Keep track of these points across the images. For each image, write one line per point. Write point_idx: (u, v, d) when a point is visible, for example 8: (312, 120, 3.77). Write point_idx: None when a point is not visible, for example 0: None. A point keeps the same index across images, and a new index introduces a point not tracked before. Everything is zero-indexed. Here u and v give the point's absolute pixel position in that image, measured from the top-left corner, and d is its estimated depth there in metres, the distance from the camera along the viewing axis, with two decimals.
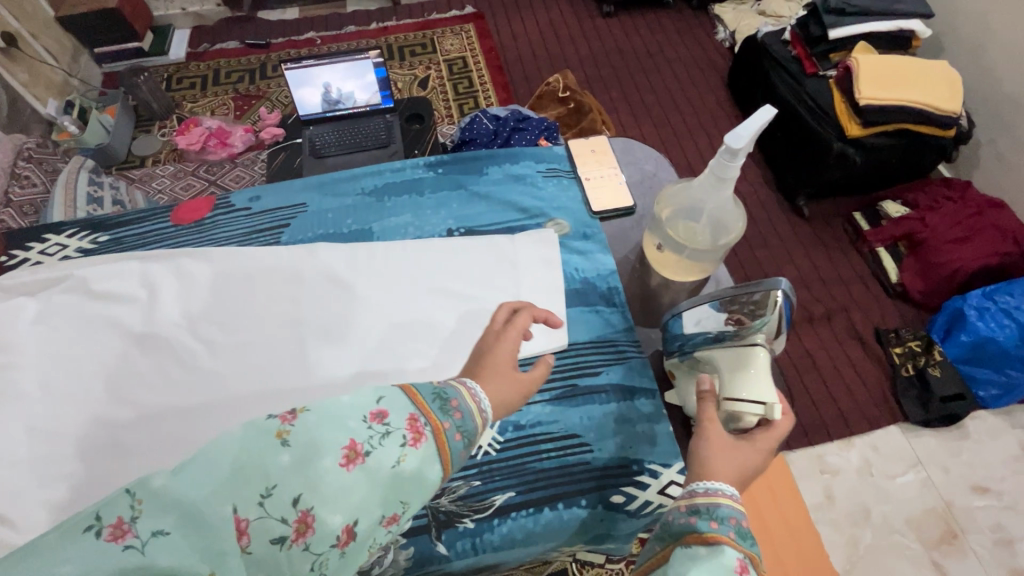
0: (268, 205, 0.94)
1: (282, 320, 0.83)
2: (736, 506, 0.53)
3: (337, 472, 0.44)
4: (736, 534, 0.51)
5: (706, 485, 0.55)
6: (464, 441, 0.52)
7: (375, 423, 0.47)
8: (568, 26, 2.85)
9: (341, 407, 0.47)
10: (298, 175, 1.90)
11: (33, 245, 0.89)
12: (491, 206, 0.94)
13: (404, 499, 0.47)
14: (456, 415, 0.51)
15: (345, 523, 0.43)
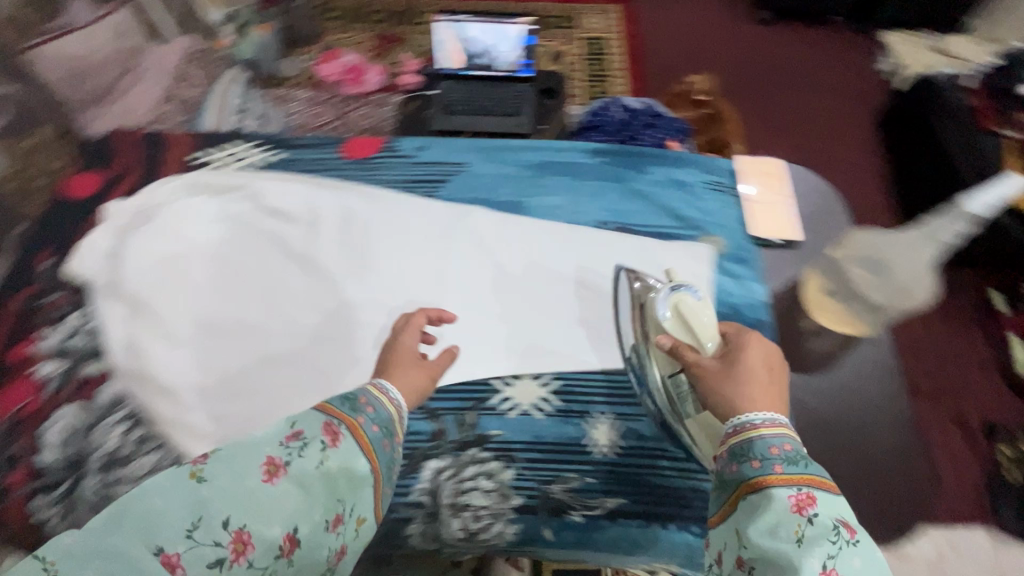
0: (432, 157, 0.95)
1: (430, 273, 0.86)
2: (775, 434, 0.59)
3: (258, 490, 0.55)
4: (784, 464, 0.57)
5: (738, 424, 0.61)
6: (381, 432, 0.64)
7: (291, 441, 0.59)
8: (718, 24, 2.68)
9: (255, 444, 0.59)
10: (423, 126, 1.94)
11: (217, 149, 0.96)
12: (648, 207, 0.91)
13: (340, 498, 0.58)
14: (368, 409, 0.64)
15: (282, 531, 0.54)
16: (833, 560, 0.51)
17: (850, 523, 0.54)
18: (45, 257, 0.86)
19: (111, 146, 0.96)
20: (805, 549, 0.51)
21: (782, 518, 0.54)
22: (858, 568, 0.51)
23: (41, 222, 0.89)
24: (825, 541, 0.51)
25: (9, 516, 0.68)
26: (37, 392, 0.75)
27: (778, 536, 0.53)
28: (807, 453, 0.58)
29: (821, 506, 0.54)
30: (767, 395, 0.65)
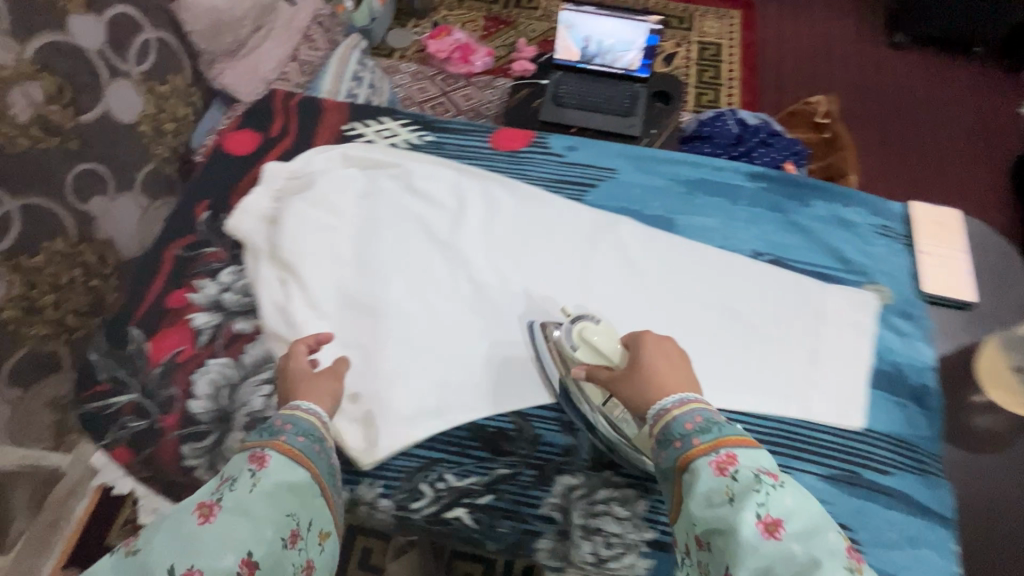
0: (581, 159, 0.92)
1: (571, 280, 0.83)
2: (685, 410, 0.57)
3: (196, 533, 0.50)
4: (697, 432, 0.55)
5: (655, 416, 0.58)
6: (308, 439, 0.60)
7: (221, 484, 0.54)
8: (845, 41, 2.48)
9: (183, 504, 0.53)
10: (533, 118, 1.90)
11: (369, 122, 0.96)
12: (808, 242, 0.85)
13: (291, 512, 0.54)
14: (287, 426, 0.60)
15: (237, 557, 0.49)
16: (767, 509, 0.48)
17: (770, 470, 0.52)
18: (203, 208, 0.89)
19: (270, 105, 0.98)
20: (738, 504, 0.49)
21: (716, 485, 0.51)
22: (792, 510, 0.49)
23: (202, 173, 0.92)
24: (756, 495, 0.49)
25: (162, 456, 0.71)
26: (193, 339, 0.78)
27: (716, 503, 0.50)
28: (716, 416, 0.57)
29: (741, 461, 0.52)
30: (674, 372, 0.62)
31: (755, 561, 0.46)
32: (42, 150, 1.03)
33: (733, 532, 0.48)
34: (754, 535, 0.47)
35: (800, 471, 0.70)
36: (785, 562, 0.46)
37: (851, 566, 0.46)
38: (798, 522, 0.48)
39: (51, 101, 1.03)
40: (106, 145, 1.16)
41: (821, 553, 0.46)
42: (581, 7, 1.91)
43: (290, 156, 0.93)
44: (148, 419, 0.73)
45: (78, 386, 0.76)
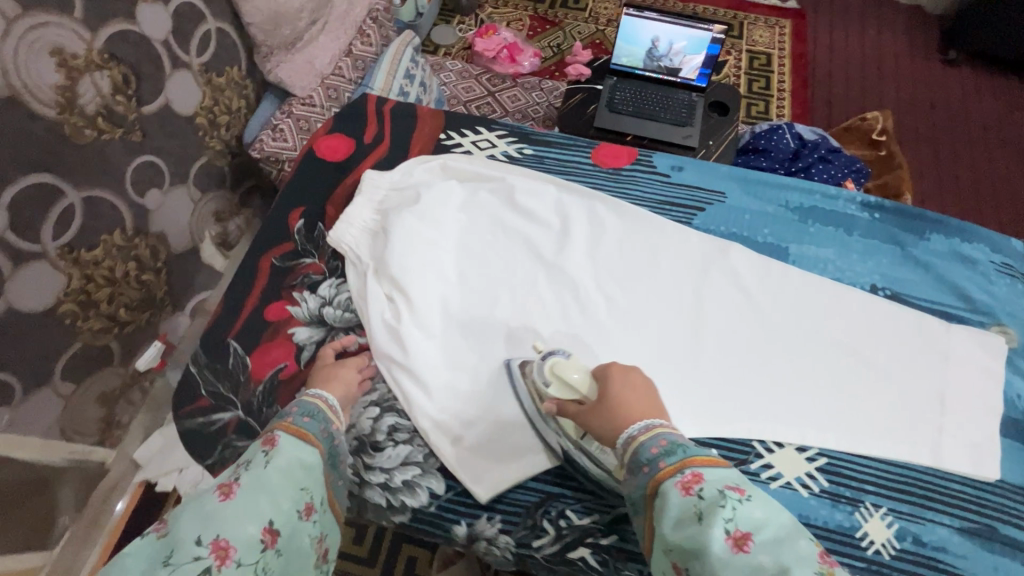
0: (688, 180, 0.90)
1: (683, 307, 0.80)
2: (649, 435, 0.57)
3: (217, 509, 0.50)
4: (663, 455, 0.54)
5: (625, 443, 0.58)
6: (315, 419, 0.62)
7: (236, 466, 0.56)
8: (898, 54, 2.31)
9: (198, 492, 0.53)
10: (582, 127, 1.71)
11: (466, 132, 0.94)
12: (928, 279, 0.82)
13: (304, 488, 0.56)
14: (293, 409, 0.63)
15: (259, 526, 0.51)
16: (734, 522, 0.47)
17: (736, 484, 0.51)
18: (297, 216, 0.86)
19: (362, 110, 0.95)
20: (705, 521, 0.48)
21: (683, 509, 0.50)
22: (762, 520, 0.47)
23: (293, 178, 0.89)
24: (720, 511, 0.48)
25: None
26: (296, 356, 0.75)
27: (686, 525, 0.49)
28: (682, 439, 0.56)
29: (707, 479, 0.51)
30: (639, 399, 0.61)
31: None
32: (105, 141, 1.06)
33: (703, 550, 0.47)
34: (723, 549, 0.46)
35: (933, 522, 0.67)
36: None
37: (822, 568, 0.44)
38: (769, 533, 0.47)
39: (117, 92, 1.05)
40: (162, 138, 1.19)
41: (789, 560, 0.45)
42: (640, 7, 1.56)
43: (385, 165, 0.90)
44: (253, 438, 0.70)
45: (178, 400, 0.73)
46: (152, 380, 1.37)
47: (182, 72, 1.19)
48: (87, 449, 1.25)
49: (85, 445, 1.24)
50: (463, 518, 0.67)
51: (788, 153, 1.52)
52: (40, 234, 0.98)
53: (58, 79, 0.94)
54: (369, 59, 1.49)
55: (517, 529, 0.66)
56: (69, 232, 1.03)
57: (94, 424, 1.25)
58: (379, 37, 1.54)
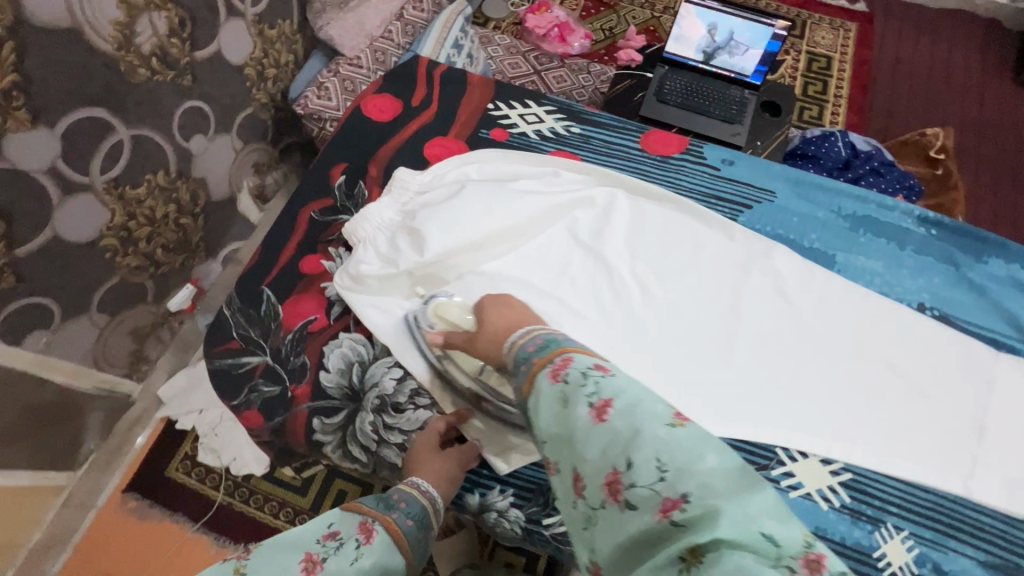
0: (738, 175, 0.87)
1: (719, 305, 0.78)
2: (526, 337, 0.54)
3: None
4: (534, 350, 0.51)
5: (506, 348, 0.55)
6: (415, 525, 0.56)
7: (328, 539, 0.52)
8: (970, 71, 2.18)
9: (295, 537, 0.52)
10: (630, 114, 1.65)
11: (515, 104, 0.92)
12: (981, 303, 0.78)
13: None
14: (401, 504, 0.56)
15: None
16: (596, 394, 0.45)
17: (602, 361, 0.48)
18: (339, 172, 0.86)
19: (413, 73, 0.94)
20: (571, 411, 0.45)
21: (552, 400, 0.47)
22: (621, 387, 0.45)
23: (338, 135, 0.89)
24: (581, 391, 0.46)
25: (292, 426, 0.70)
26: (327, 310, 0.76)
27: (559, 414, 0.46)
28: (557, 332, 0.53)
29: (575, 361, 0.48)
30: (508, 315, 0.59)
31: (590, 450, 0.44)
32: (157, 82, 1.07)
33: (572, 433, 0.45)
34: (587, 423, 0.44)
35: (957, 551, 0.65)
36: (611, 444, 0.43)
37: (674, 422, 0.43)
38: (630, 396, 0.45)
39: (173, 34, 1.06)
40: (211, 85, 1.19)
41: (643, 420, 0.43)
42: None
43: (429, 130, 0.89)
44: (280, 385, 0.71)
45: (211, 339, 0.74)
46: (181, 321, 1.40)
47: (235, 22, 1.18)
48: (118, 379, 1.28)
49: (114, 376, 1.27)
50: (475, 489, 0.67)
51: (839, 162, 1.44)
52: (90, 167, 1.00)
53: (118, 16, 0.94)
54: (418, 26, 1.42)
55: (527, 506, 0.66)
56: (116, 167, 1.05)
57: (123, 357, 1.27)
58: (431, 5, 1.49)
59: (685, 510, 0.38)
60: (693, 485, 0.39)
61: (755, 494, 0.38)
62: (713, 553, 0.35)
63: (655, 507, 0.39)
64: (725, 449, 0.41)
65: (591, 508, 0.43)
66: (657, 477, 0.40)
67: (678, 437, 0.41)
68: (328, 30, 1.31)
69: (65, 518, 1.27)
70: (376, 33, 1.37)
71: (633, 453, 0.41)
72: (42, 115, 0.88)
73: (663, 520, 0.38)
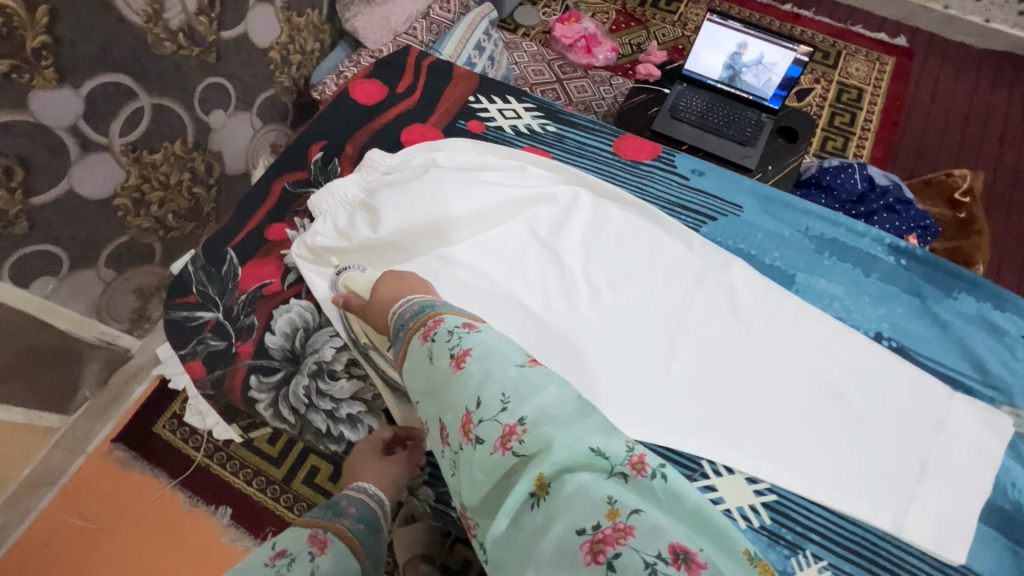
0: (706, 187, 0.86)
1: (667, 312, 0.78)
2: (405, 304, 0.57)
3: None
4: (410, 316, 0.54)
5: (389, 317, 0.58)
6: (367, 527, 0.58)
7: (277, 559, 0.50)
8: (1012, 115, 2.03)
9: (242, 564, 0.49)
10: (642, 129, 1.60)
11: (495, 99, 0.94)
12: (943, 339, 0.75)
13: None
14: (350, 510, 0.59)
15: None
16: (457, 346, 0.49)
17: (468, 321, 0.52)
18: (317, 149, 0.89)
19: (402, 62, 0.97)
20: (434, 364, 0.49)
21: (420, 357, 0.51)
22: (480, 339, 0.49)
23: (323, 114, 0.93)
24: (445, 346, 0.49)
25: (230, 380, 0.73)
26: (282, 276, 0.79)
27: (425, 368, 0.50)
28: (434, 300, 0.56)
29: (444, 322, 0.51)
30: (397, 289, 0.62)
31: (450, 399, 0.47)
32: (182, 57, 1.01)
33: (435, 385, 0.49)
34: (447, 373, 0.48)
35: None
36: (465, 389, 0.46)
37: (524, 363, 0.47)
38: (486, 346, 0.48)
39: (201, 12, 1.01)
40: (236, 65, 1.14)
41: (494, 365, 0.47)
42: (728, 18, 1.39)
43: (409, 116, 0.92)
44: (226, 341, 0.75)
45: (171, 290, 0.78)
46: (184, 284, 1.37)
47: (264, 5, 1.13)
48: (118, 333, 1.18)
49: (116, 330, 1.17)
50: None
51: (853, 195, 1.34)
52: (109, 129, 0.94)
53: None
54: (444, 25, 1.40)
55: (438, 486, 0.69)
56: (135, 132, 0.98)
57: (127, 312, 1.18)
58: (459, 7, 1.47)
59: (522, 439, 0.42)
60: (531, 414, 0.44)
61: (587, 419, 0.44)
62: (557, 481, 0.41)
63: (497, 439, 0.43)
64: (564, 379, 0.46)
65: (452, 453, 0.47)
66: (500, 409, 0.44)
67: (525, 375, 0.46)
68: (354, 22, 1.32)
69: (55, 461, 1.14)
70: (401, 29, 1.38)
71: (483, 392, 0.45)
72: (69, 76, 0.84)
73: (506, 453, 0.43)
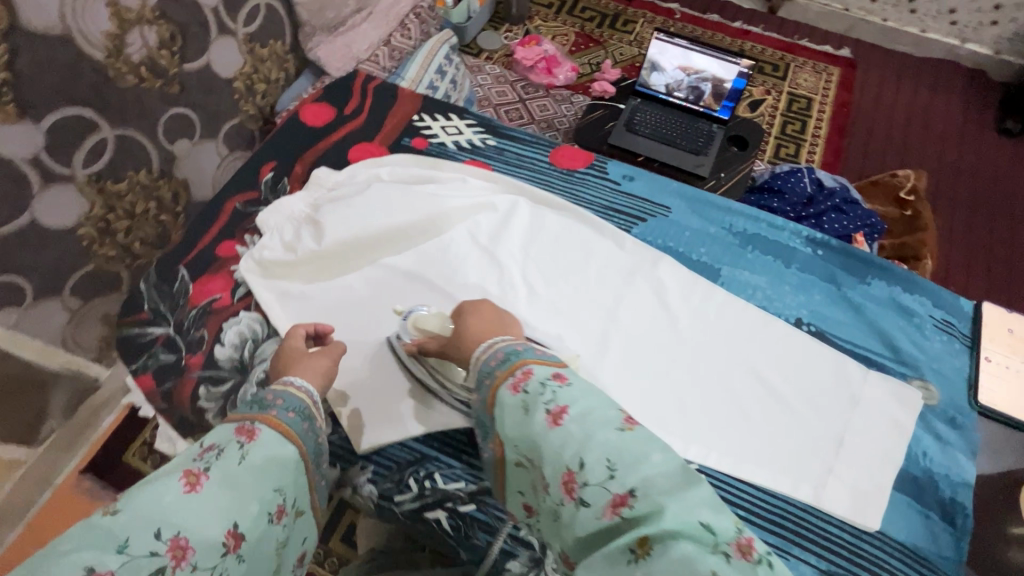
0: (637, 191, 0.92)
1: (600, 307, 0.82)
2: (489, 351, 0.60)
3: (185, 499, 0.46)
4: (496, 364, 0.58)
5: (473, 359, 0.62)
6: (300, 416, 0.57)
7: (205, 453, 0.51)
8: (952, 117, 2.11)
9: (163, 469, 0.49)
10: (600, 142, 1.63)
11: (438, 117, 0.99)
12: (857, 321, 0.81)
13: (277, 489, 0.52)
14: (277, 402, 0.57)
15: (221, 527, 0.46)
16: (553, 403, 0.52)
17: (560, 374, 0.55)
18: (267, 170, 0.94)
19: (349, 86, 1.02)
20: (531, 417, 0.53)
21: (514, 408, 0.54)
22: (573, 396, 0.53)
23: (274, 139, 0.97)
24: (541, 400, 0.53)
25: (179, 392, 0.75)
26: (232, 290, 0.82)
27: (518, 419, 0.54)
28: (517, 346, 0.60)
29: (534, 375, 0.55)
30: (483, 322, 0.66)
31: (546, 450, 0.51)
32: (144, 89, 0.99)
33: (533, 439, 0.52)
34: (544, 427, 0.51)
35: (798, 560, 0.65)
36: (565, 445, 0.50)
37: (623, 425, 0.50)
38: (582, 407, 0.52)
39: (162, 46, 1.00)
40: (200, 94, 1.11)
41: (594, 427, 0.50)
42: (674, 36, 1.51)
43: (356, 137, 0.97)
44: (176, 354, 0.78)
45: (123, 309, 0.81)
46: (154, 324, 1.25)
47: (226, 38, 1.13)
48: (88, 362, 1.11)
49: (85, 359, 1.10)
50: (337, 463, 0.72)
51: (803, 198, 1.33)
52: (71, 159, 0.91)
53: (109, 27, 0.90)
54: (406, 53, 1.41)
55: (382, 482, 0.70)
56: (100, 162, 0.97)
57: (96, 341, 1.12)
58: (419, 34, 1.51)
59: (632, 506, 0.45)
60: (639, 482, 0.46)
61: (690, 490, 0.45)
62: (661, 546, 0.42)
63: (607, 505, 0.46)
64: (665, 446, 0.49)
65: (554, 505, 0.50)
66: (607, 476, 0.47)
67: (626, 438, 0.49)
68: (317, 51, 1.30)
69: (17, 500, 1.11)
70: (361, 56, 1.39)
71: (585, 455, 0.48)
72: (30, 109, 0.83)
73: (614, 517, 0.45)
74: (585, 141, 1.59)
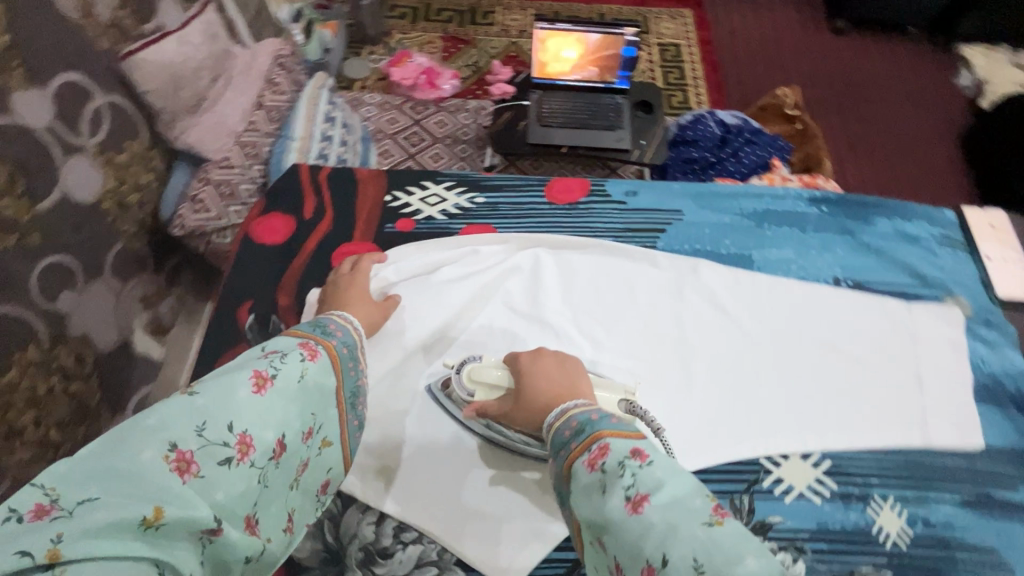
0: (644, 204, 0.90)
1: (665, 335, 0.79)
2: (563, 420, 0.55)
3: (252, 397, 0.47)
4: (573, 436, 0.52)
5: (548, 433, 0.57)
6: (351, 354, 0.57)
7: (270, 356, 0.51)
8: (791, 29, 2.24)
9: (234, 362, 0.50)
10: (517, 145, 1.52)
11: (412, 190, 0.89)
12: (881, 262, 0.86)
13: (315, 414, 0.51)
14: (337, 332, 0.57)
15: (275, 434, 0.47)
16: (632, 485, 0.44)
17: (641, 450, 0.47)
18: (245, 312, 0.78)
19: (297, 185, 0.89)
20: (608, 495, 0.45)
21: (591, 488, 0.47)
22: (658, 479, 0.44)
23: (233, 271, 0.81)
24: (620, 482, 0.45)
25: None
26: None
27: (594, 499, 0.46)
28: (593, 414, 0.53)
29: (612, 449, 0.48)
30: (551, 382, 0.62)
31: (622, 538, 0.43)
32: None
33: (607, 521, 0.45)
34: (621, 514, 0.44)
35: (937, 501, 0.70)
36: (644, 536, 0.42)
37: (711, 520, 0.41)
38: (667, 495, 0.43)
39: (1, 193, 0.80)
40: (70, 234, 0.91)
41: (680, 522, 0.42)
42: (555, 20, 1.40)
43: (333, 240, 0.83)
44: None
45: None
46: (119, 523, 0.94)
47: (77, 158, 0.92)
48: None
49: None
50: None
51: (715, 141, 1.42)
52: None
53: None
54: (284, 110, 1.16)
55: None
56: None
57: None
58: None
59: None
60: None
61: None
62: None
63: None
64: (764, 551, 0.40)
65: None
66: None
67: (715, 535, 0.40)
68: (189, 139, 1.07)
69: None
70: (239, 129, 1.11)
71: (671, 549, 0.40)
72: None
73: None
74: (505, 148, 1.46)
